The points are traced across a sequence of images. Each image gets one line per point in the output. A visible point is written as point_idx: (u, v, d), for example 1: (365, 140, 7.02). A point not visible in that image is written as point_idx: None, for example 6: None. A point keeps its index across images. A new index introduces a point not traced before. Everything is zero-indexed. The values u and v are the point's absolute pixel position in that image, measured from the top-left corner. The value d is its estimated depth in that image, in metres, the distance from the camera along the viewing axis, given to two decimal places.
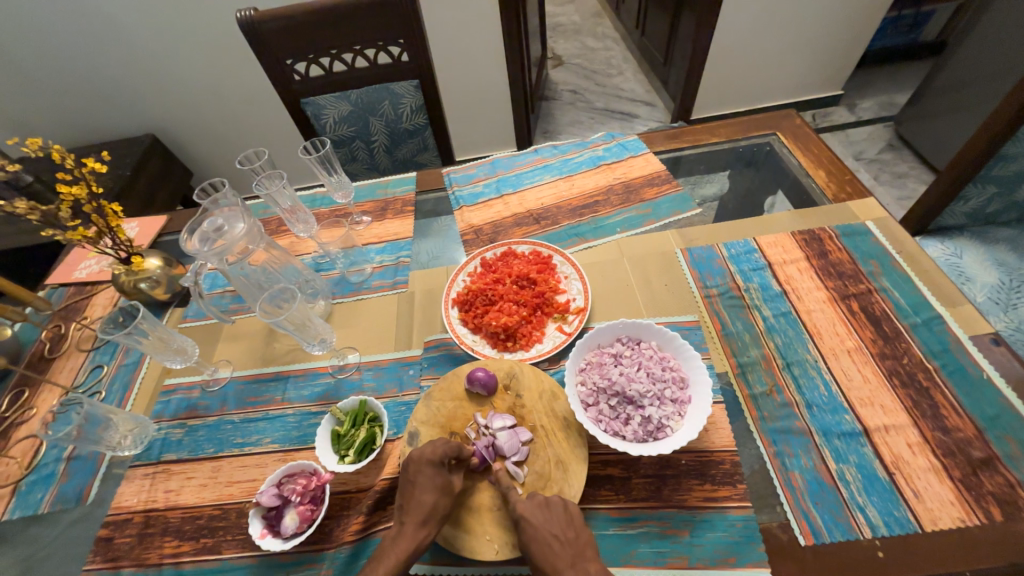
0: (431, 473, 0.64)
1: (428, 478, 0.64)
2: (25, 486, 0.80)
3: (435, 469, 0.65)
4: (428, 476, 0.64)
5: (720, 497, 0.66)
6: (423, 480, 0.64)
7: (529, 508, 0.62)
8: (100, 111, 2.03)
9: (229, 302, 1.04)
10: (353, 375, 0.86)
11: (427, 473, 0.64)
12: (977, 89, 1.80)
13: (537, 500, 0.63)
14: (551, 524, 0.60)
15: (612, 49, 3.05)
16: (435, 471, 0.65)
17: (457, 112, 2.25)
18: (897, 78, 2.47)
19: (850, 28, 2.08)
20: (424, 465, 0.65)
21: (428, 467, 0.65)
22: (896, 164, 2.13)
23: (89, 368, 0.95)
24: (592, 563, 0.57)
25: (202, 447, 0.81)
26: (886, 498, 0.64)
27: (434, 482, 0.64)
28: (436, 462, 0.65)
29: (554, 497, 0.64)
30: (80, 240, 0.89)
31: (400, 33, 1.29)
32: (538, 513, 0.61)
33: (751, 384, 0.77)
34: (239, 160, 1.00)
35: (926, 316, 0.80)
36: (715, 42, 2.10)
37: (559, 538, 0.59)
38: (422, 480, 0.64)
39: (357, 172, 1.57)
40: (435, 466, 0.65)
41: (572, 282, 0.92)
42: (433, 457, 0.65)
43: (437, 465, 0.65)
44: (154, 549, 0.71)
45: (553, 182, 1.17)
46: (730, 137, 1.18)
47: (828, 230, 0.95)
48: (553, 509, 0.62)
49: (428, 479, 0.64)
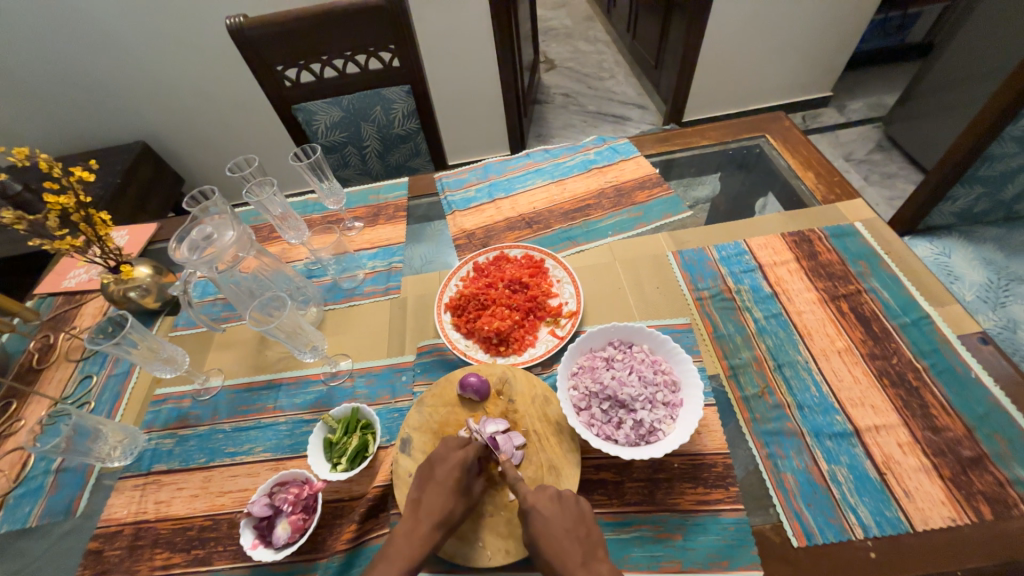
0: (456, 475, 0.64)
1: (449, 480, 0.64)
2: (13, 499, 0.79)
3: (462, 471, 0.65)
4: (453, 478, 0.64)
5: (714, 500, 0.66)
6: (447, 482, 0.64)
7: (541, 500, 0.61)
8: (90, 119, 2.02)
9: (221, 310, 1.03)
10: (345, 382, 0.86)
11: (452, 474, 0.64)
12: (963, 91, 1.82)
13: (547, 493, 0.62)
14: (561, 517, 0.60)
15: (604, 52, 3.07)
16: (461, 473, 0.65)
17: (450, 116, 2.25)
18: (885, 79, 2.49)
19: (838, 30, 2.10)
20: (455, 466, 0.65)
21: (456, 469, 0.65)
22: (885, 164, 2.15)
23: (78, 378, 0.94)
24: (602, 563, 0.57)
25: (193, 457, 0.80)
26: (877, 498, 0.64)
27: (456, 485, 0.64)
28: (464, 466, 0.65)
29: (558, 489, 0.64)
30: (68, 250, 0.88)
31: (391, 39, 1.29)
32: (551, 506, 0.61)
33: (743, 386, 0.78)
34: (229, 167, 0.99)
35: (915, 316, 0.81)
36: (705, 45, 2.11)
37: (569, 532, 0.58)
38: (445, 482, 0.64)
39: (350, 178, 1.57)
40: (462, 469, 0.65)
41: (564, 286, 0.93)
42: (465, 459, 0.66)
43: (465, 468, 0.65)
44: (144, 562, 0.70)
45: (545, 186, 1.17)
46: (720, 140, 1.19)
47: (817, 231, 0.96)
48: (565, 503, 0.61)
49: (451, 481, 0.64)
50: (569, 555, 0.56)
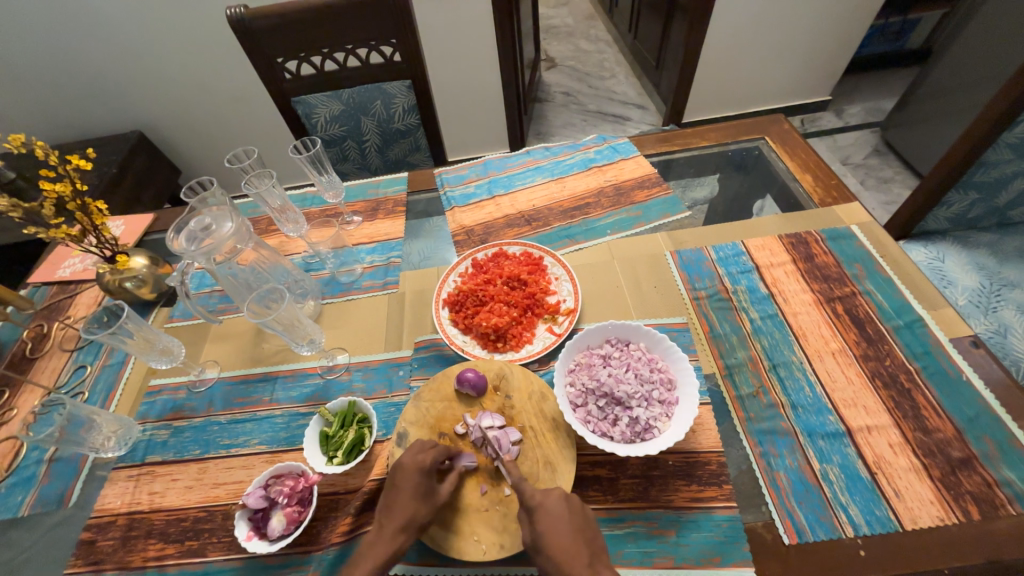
0: (419, 480, 0.64)
1: (414, 485, 0.63)
2: (4, 489, 0.79)
3: (423, 476, 0.64)
4: (413, 483, 0.63)
5: (707, 497, 0.66)
6: (408, 487, 0.63)
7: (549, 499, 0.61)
8: (86, 108, 2.00)
9: (217, 302, 1.03)
10: (342, 375, 0.86)
11: (415, 479, 0.63)
12: (959, 97, 1.84)
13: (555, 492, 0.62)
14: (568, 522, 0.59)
15: (605, 51, 3.07)
16: (424, 477, 0.64)
17: (450, 112, 2.25)
18: (883, 84, 2.51)
19: (838, 34, 2.11)
20: (415, 471, 0.64)
21: (415, 475, 0.64)
22: (881, 168, 2.17)
23: (72, 368, 0.94)
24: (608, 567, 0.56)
25: (187, 448, 0.80)
26: (867, 498, 0.65)
27: (420, 490, 0.63)
28: (424, 470, 0.64)
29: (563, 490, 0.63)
30: (64, 238, 0.87)
31: (392, 33, 1.29)
32: (557, 504, 0.60)
33: (738, 385, 0.78)
34: (229, 159, 0.99)
35: (908, 319, 0.82)
36: (706, 46, 2.11)
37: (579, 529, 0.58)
38: (409, 486, 0.63)
39: (348, 172, 1.56)
40: (423, 473, 0.64)
41: (562, 284, 0.93)
42: (424, 464, 0.65)
43: (426, 472, 0.64)
44: (137, 552, 0.70)
45: (544, 183, 1.17)
46: (719, 141, 1.19)
47: (814, 233, 0.97)
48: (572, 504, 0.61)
49: (414, 486, 0.63)
50: (576, 554, 0.55)
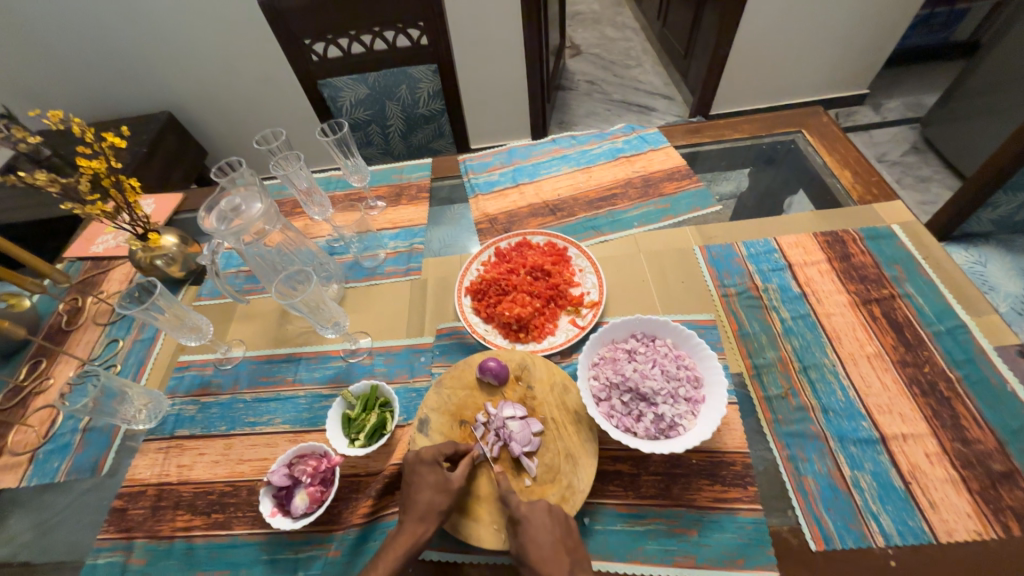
0: (426, 472, 0.64)
1: (422, 477, 0.64)
2: (41, 455, 0.82)
3: (430, 468, 0.64)
4: (424, 474, 0.64)
5: (730, 498, 0.65)
6: (420, 480, 0.64)
7: (531, 512, 0.61)
8: (118, 88, 2.04)
9: (244, 282, 1.04)
10: (364, 359, 0.86)
11: (422, 473, 0.64)
12: (1010, 94, 1.74)
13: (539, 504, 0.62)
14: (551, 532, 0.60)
15: (632, 39, 3.00)
16: (429, 469, 0.64)
17: (472, 99, 2.23)
18: (925, 78, 2.40)
19: (881, 22, 2.01)
20: (419, 464, 0.65)
21: (422, 468, 0.64)
22: (920, 166, 2.08)
23: (104, 342, 0.96)
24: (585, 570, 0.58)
25: (214, 424, 0.82)
26: (900, 507, 0.63)
27: (430, 481, 0.63)
28: (429, 462, 0.65)
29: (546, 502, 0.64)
30: (99, 214, 0.88)
31: (420, 16, 1.27)
32: (541, 516, 0.61)
33: (766, 386, 0.76)
34: (258, 139, 1.00)
35: (951, 324, 0.78)
36: (739, 35, 2.04)
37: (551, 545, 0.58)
38: (419, 481, 0.64)
39: (372, 156, 1.56)
40: (430, 466, 0.64)
41: (587, 276, 0.91)
42: (427, 457, 0.65)
43: (431, 463, 0.65)
44: (166, 522, 0.72)
45: (570, 173, 1.15)
46: (753, 133, 1.15)
47: (852, 232, 0.93)
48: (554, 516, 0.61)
49: (424, 478, 0.64)
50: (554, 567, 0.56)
